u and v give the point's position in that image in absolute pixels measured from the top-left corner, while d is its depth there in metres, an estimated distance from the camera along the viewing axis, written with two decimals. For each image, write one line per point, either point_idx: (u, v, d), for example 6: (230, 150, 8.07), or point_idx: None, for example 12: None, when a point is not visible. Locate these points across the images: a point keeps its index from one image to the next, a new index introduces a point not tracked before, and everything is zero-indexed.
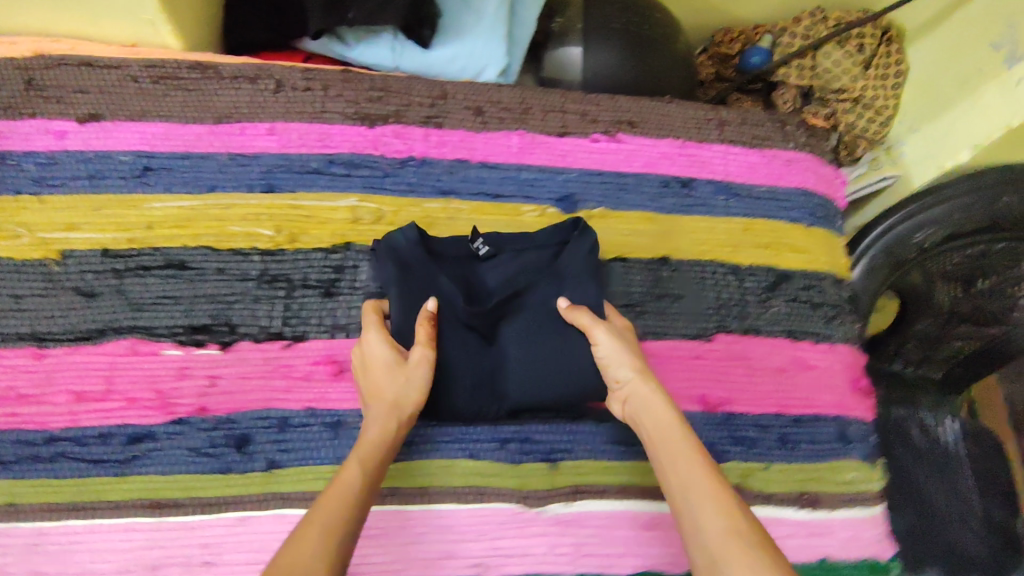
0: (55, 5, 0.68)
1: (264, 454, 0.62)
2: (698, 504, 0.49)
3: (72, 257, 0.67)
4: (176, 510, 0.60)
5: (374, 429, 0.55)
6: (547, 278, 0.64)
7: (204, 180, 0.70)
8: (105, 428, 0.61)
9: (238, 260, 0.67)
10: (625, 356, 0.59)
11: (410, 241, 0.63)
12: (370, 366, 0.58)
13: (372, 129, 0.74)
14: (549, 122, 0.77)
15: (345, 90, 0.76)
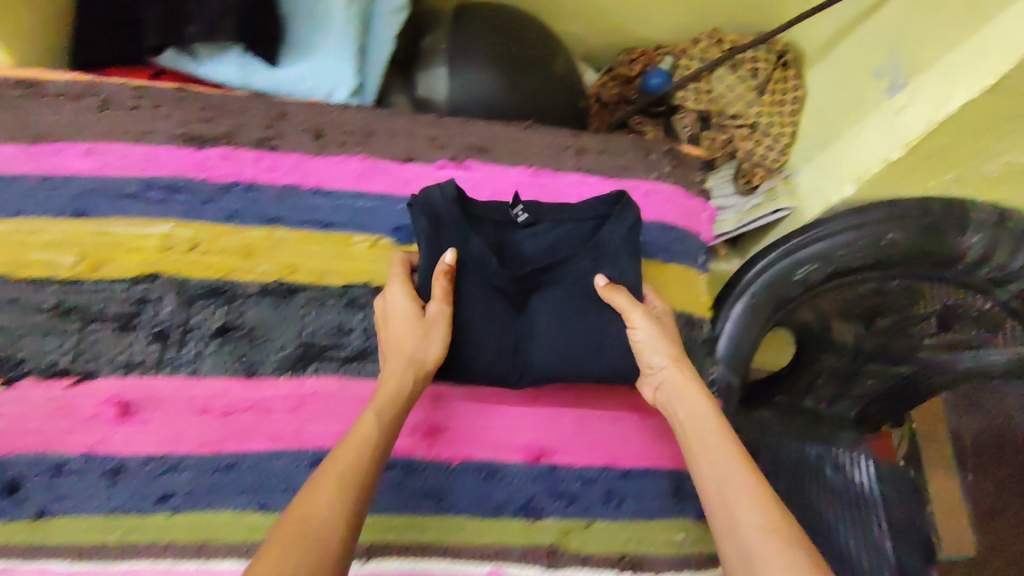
0: None
1: (33, 501, 0.58)
2: (728, 493, 0.51)
3: None
4: None
5: (393, 380, 0.56)
6: (583, 253, 0.65)
7: (8, 203, 0.66)
8: None
9: (33, 290, 0.64)
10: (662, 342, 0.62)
11: (447, 199, 0.62)
12: (392, 318, 0.60)
13: (198, 151, 0.69)
14: (394, 147, 0.73)
15: (176, 110, 0.72)
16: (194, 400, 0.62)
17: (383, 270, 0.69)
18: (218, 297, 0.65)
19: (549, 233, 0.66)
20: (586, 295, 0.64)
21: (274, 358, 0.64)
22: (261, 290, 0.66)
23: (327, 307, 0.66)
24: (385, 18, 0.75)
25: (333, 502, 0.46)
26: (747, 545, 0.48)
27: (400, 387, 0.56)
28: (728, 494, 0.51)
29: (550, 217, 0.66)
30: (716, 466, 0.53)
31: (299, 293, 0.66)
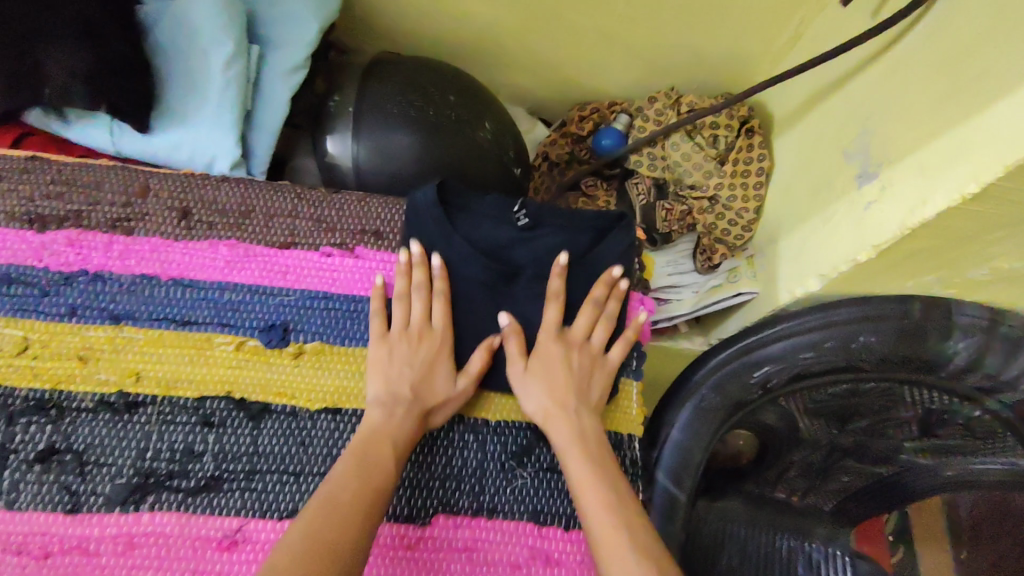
0: None
1: None
2: (609, 549, 0.49)
3: None
4: None
5: (408, 430, 0.55)
6: (578, 266, 0.64)
7: None
8: None
9: None
10: (545, 385, 0.59)
11: (429, 202, 0.62)
12: (412, 346, 0.59)
13: (39, 235, 0.60)
14: (274, 230, 0.63)
15: (20, 184, 0.61)
16: (5, 538, 0.51)
17: (247, 380, 0.58)
18: (45, 413, 0.55)
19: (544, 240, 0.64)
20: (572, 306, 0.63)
21: (105, 488, 0.54)
22: (96, 403, 0.56)
23: (175, 424, 0.56)
24: (278, 80, 0.68)
25: (350, 544, 0.45)
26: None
27: (411, 433, 0.55)
28: (601, 535, 0.50)
29: (551, 224, 0.65)
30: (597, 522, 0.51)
31: (142, 408, 0.56)
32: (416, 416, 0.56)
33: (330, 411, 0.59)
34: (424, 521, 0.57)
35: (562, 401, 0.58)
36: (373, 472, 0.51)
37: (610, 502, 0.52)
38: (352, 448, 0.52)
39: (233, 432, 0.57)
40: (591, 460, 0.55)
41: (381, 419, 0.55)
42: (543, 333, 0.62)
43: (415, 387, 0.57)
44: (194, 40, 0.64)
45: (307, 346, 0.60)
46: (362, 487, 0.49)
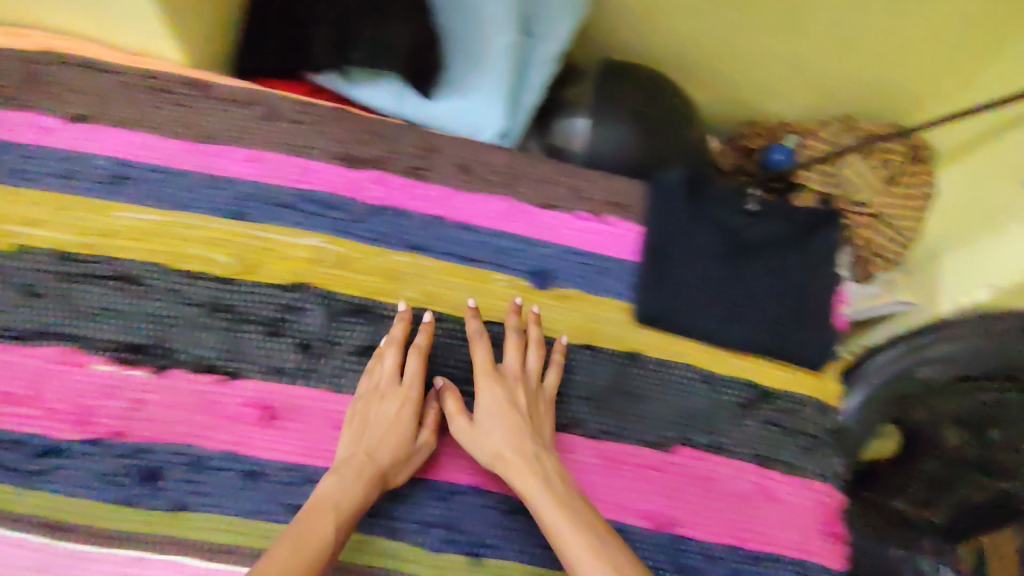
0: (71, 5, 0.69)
1: (171, 493, 0.57)
2: None
3: (26, 253, 0.63)
4: (69, 535, 0.55)
5: (358, 491, 0.54)
6: (795, 252, 0.73)
7: (172, 197, 0.67)
8: (23, 435, 0.57)
9: (188, 284, 0.64)
10: (497, 433, 0.59)
11: (677, 182, 0.73)
12: (381, 400, 0.60)
13: (352, 172, 0.71)
14: (536, 193, 0.74)
15: (335, 129, 0.73)
16: (333, 415, 0.61)
17: (519, 312, 0.68)
18: (365, 316, 0.65)
19: (772, 224, 0.73)
20: (793, 284, 0.71)
21: None
22: (403, 315, 0.66)
23: (461, 341, 0.66)
24: (538, 67, 0.79)
25: None
26: None
27: (362, 498, 0.54)
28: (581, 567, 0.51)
29: (774, 214, 0.74)
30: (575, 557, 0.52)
31: (439, 323, 0.67)
32: (368, 479, 0.56)
33: (587, 347, 0.67)
34: (667, 448, 0.65)
35: (515, 447, 0.58)
36: (309, 551, 0.49)
37: (589, 539, 0.52)
38: (297, 522, 0.52)
39: (511, 354, 0.66)
40: (558, 500, 0.55)
41: (328, 487, 0.54)
42: (479, 374, 0.61)
43: (369, 449, 0.57)
44: (474, 28, 0.76)
45: (567, 292, 0.69)
46: (297, 563, 0.48)
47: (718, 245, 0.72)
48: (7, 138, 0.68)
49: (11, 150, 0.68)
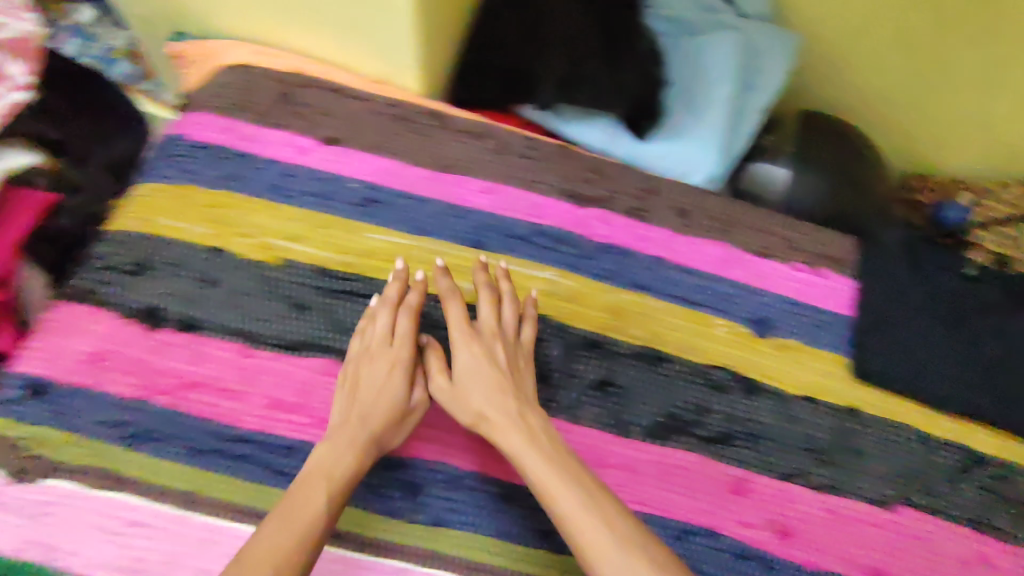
0: (337, 32, 0.75)
1: (432, 508, 0.60)
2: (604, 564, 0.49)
3: (292, 267, 0.67)
4: (339, 541, 0.58)
5: (349, 457, 0.56)
6: (1015, 321, 0.75)
7: (417, 222, 0.71)
8: (293, 442, 0.60)
9: (436, 308, 0.68)
10: (480, 392, 0.60)
11: (896, 239, 0.79)
12: (371, 361, 0.62)
13: (580, 209, 0.74)
14: (751, 241, 0.75)
15: (561, 165, 0.76)
16: (574, 445, 0.64)
17: (740, 359, 0.70)
18: (599, 351, 0.68)
19: (989, 290, 0.76)
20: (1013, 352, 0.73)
21: (645, 421, 0.66)
22: (634, 352, 0.68)
23: (692, 384, 0.68)
24: (750, 117, 0.82)
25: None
26: None
27: (358, 462, 0.56)
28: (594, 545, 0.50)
29: (992, 282, 0.77)
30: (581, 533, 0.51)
31: (667, 363, 0.68)
32: (362, 444, 0.57)
33: (809, 399, 0.70)
34: (886, 506, 0.66)
35: (494, 405, 0.59)
36: (302, 522, 0.51)
37: (583, 507, 0.52)
38: (292, 488, 0.54)
39: (735, 399, 0.68)
40: (552, 466, 0.55)
41: (321, 452, 0.56)
42: (454, 331, 0.64)
43: (361, 414, 0.59)
44: (701, 76, 0.81)
45: (787, 342, 0.72)
46: (283, 532, 0.50)
47: (935, 307, 0.75)
48: (265, 155, 0.72)
49: (271, 167, 0.71)
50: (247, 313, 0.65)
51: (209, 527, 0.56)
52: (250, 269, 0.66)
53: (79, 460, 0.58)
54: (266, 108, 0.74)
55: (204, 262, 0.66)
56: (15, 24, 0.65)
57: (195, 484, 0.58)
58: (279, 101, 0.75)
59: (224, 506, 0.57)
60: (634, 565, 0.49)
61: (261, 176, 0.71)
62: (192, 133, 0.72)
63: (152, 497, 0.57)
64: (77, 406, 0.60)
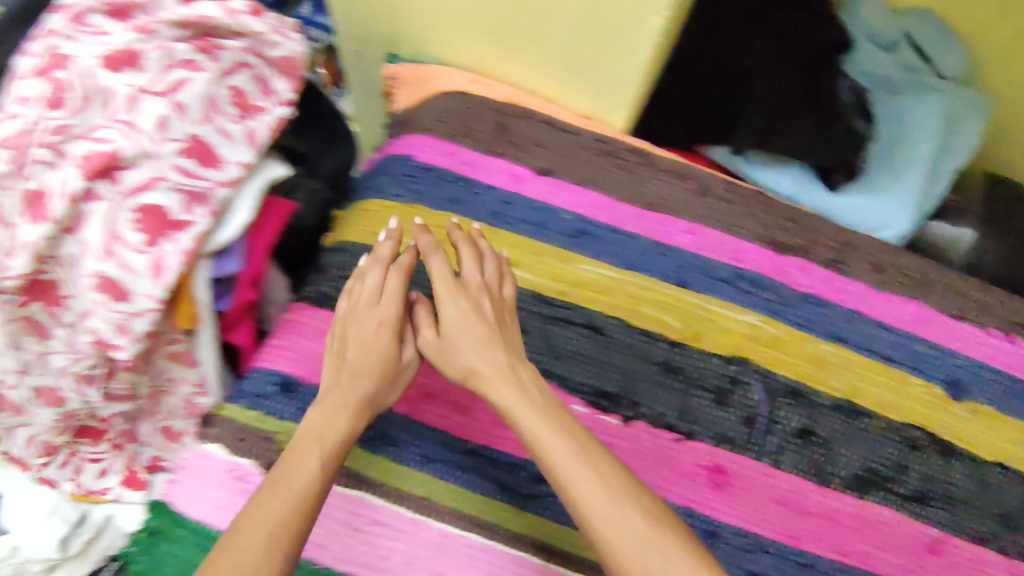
0: (556, 65, 0.78)
1: None
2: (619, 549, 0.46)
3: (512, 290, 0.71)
4: (559, 559, 0.61)
5: (344, 422, 0.56)
6: None
7: (626, 257, 0.74)
8: (518, 459, 0.64)
9: (646, 341, 0.70)
10: (465, 346, 0.58)
11: None
12: (359, 324, 0.61)
13: (780, 257, 0.76)
14: (945, 302, 0.77)
15: (761, 212, 0.78)
16: (775, 491, 0.66)
17: (935, 418, 0.71)
18: (798, 399, 0.70)
19: None
20: None
21: (842, 472, 0.68)
22: (832, 404, 0.70)
23: (888, 441, 0.69)
24: (943, 176, 0.83)
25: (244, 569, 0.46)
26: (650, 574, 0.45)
27: (348, 425, 0.56)
28: (602, 519, 0.47)
29: None
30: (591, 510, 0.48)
31: (864, 418, 0.70)
32: (355, 408, 0.57)
33: (1002, 466, 0.70)
34: None
35: (485, 360, 0.57)
36: (291, 491, 0.50)
37: (587, 475, 0.49)
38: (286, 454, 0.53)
39: (931, 460, 0.69)
40: (552, 428, 0.52)
41: (313, 417, 0.56)
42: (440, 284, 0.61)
43: (351, 373, 0.58)
44: (903, 133, 0.83)
45: (980, 407, 0.72)
46: (275, 509, 0.49)
47: None
48: (484, 180, 0.76)
49: (490, 194, 0.75)
50: None
51: (445, 532, 0.61)
52: None
53: None
54: (483, 135, 0.78)
55: None
56: (286, 42, 0.66)
57: (426, 490, 0.63)
58: (495, 129, 0.78)
59: (456, 513, 0.62)
60: (634, 519, 0.47)
61: (481, 202, 0.75)
62: (419, 154, 0.77)
63: (389, 499, 0.62)
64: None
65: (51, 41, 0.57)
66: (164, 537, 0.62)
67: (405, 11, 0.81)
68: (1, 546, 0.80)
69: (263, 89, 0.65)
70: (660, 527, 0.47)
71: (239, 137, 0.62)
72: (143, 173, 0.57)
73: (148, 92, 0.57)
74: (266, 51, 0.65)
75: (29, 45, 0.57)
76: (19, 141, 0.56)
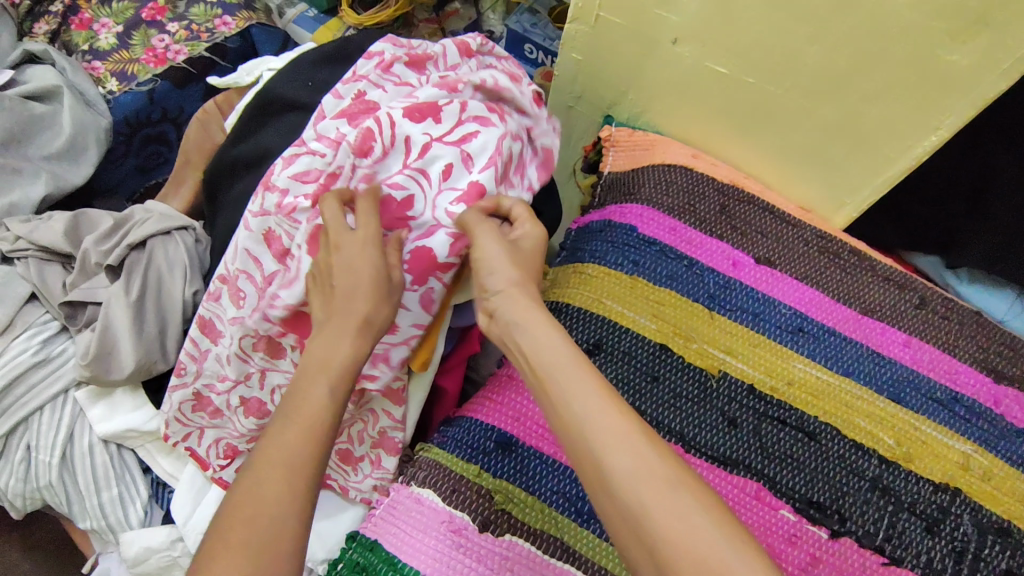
0: (785, 156, 0.81)
1: None
2: (643, 485, 0.43)
3: (726, 378, 0.71)
4: None
5: (347, 346, 0.54)
6: None
7: (842, 362, 0.73)
8: None
9: (857, 455, 0.69)
10: (500, 253, 0.57)
11: None
12: (338, 250, 0.57)
13: (996, 384, 0.74)
14: None
15: (978, 333, 0.77)
16: None
17: None
18: (1011, 539, 0.66)
19: None
20: None
21: None
22: None
23: None
24: None
25: (279, 511, 0.46)
26: (658, 506, 0.42)
27: (352, 352, 0.54)
28: (620, 443, 0.45)
29: None
30: (610, 437, 0.45)
31: None
32: (355, 333, 0.55)
33: None
34: None
35: (519, 267, 0.57)
36: (307, 424, 0.50)
37: (603, 398, 0.47)
38: (300, 379, 0.53)
39: None
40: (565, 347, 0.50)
41: (318, 343, 0.55)
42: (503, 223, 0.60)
43: (343, 296, 0.56)
44: None
45: None
46: (295, 444, 0.49)
47: None
48: (704, 262, 0.78)
49: (710, 276, 0.77)
50: (683, 416, 0.69)
51: None
52: (689, 373, 0.71)
53: (537, 524, 0.63)
54: (706, 216, 0.81)
55: (650, 358, 0.72)
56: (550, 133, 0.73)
57: None
58: (718, 211, 0.81)
59: None
60: (653, 459, 0.44)
61: (702, 283, 0.76)
62: (644, 227, 0.80)
63: None
64: (539, 472, 0.67)
65: (359, 87, 0.64)
66: None
67: (643, 77, 0.84)
68: (164, 532, 0.84)
69: (518, 169, 0.68)
70: (679, 470, 0.44)
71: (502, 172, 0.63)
72: (423, 220, 0.62)
73: (437, 142, 0.62)
74: (535, 134, 0.72)
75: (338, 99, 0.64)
76: (314, 180, 0.61)
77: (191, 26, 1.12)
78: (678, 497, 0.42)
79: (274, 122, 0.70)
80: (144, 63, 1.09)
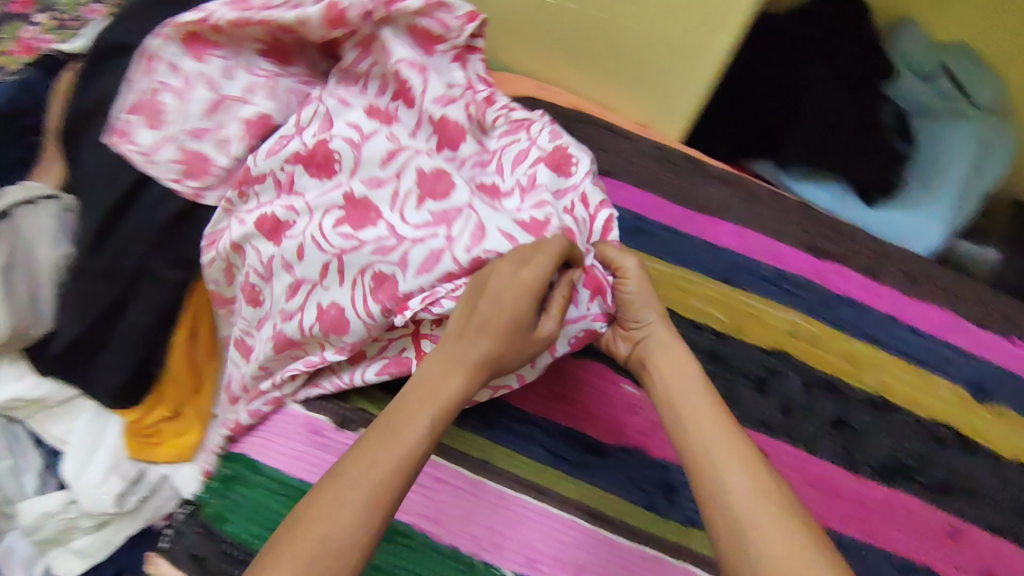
0: (616, 74, 0.87)
1: (685, 510, 0.67)
2: (754, 526, 0.48)
3: None
4: (609, 525, 0.65)
5: (457, 382, 0.53)
6: None
7: (678, 254, 0.79)
8: (573, 429, 0.69)
9: (693, 331, 0.75)
10: (652, 301, 0.63)
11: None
12: (498, 275, 0.55)
13: (819, 262, 0.81)
14: (973, 311, 0.82)
15: (802, 220, 0.84)
16: (807, 472, 0.69)
17: (958, 418, 0.75)
18: (833, 391, 0.74)
19: None
20: None
21: (873, 462, 0.71)
22: (865, 397, 0.74)
23: (917, 434, 0.73)
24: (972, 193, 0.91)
25: (348, 528, 0.45)
26: (752, 537, 0.47)
27: (458, 390, 0.53)
28: (758, 491, 0.50)
29: None
30: (726, 476, 0.51)
31: (894, 413, 0.74)
32: (472, 369, 0.53)
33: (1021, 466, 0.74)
34: None
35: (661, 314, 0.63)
36: (400, 447, 0.49)
37: (744, 451, 0.52)
38: (397, 400, 0.52)
39: (954, 455, 0.73)
40: (704, 396, 0.57)
41: (431, 366, 0.53)
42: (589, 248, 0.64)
43: (479, 324, 0.54)
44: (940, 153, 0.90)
45: (1003, 408, 0.76)
46: (384, 473, 0.47)
47: None
48: None
49: None
50: None
51: (499, 492, 0.65)
52: None
53: None
54: None
55: None
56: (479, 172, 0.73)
57: (488, 455, 0.67)
58: (560, 132, 0.86)
59: (509, 477, 0.66)
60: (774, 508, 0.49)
61: None
62: None
63: (455, 461, 0.66)
64: None
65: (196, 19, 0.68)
66: (238, 486, 0.64)
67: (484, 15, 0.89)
68: (55, 497, 0.84)
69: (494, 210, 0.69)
70: (786, 512, 0.49)
71: (598, 232, 0.65)
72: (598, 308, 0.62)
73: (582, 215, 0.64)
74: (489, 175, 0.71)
75: (277, 137, 0.68)
76: (448, 270, 0.58)
77: (59, 15, 1.14)
78: (797, 536, 0.47)
79: (111, 72, 0.72)
80: (13, 54, 1.09)
